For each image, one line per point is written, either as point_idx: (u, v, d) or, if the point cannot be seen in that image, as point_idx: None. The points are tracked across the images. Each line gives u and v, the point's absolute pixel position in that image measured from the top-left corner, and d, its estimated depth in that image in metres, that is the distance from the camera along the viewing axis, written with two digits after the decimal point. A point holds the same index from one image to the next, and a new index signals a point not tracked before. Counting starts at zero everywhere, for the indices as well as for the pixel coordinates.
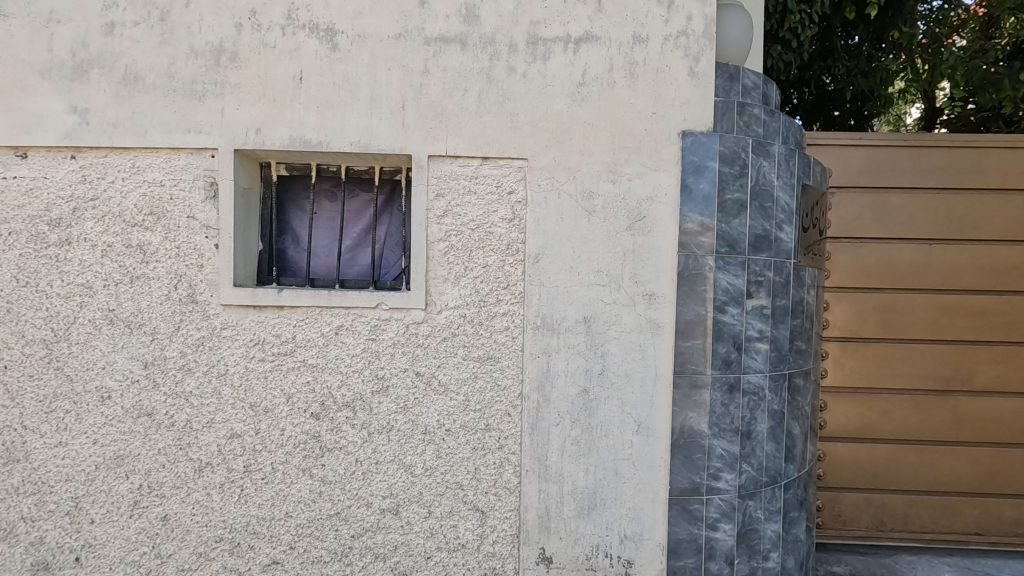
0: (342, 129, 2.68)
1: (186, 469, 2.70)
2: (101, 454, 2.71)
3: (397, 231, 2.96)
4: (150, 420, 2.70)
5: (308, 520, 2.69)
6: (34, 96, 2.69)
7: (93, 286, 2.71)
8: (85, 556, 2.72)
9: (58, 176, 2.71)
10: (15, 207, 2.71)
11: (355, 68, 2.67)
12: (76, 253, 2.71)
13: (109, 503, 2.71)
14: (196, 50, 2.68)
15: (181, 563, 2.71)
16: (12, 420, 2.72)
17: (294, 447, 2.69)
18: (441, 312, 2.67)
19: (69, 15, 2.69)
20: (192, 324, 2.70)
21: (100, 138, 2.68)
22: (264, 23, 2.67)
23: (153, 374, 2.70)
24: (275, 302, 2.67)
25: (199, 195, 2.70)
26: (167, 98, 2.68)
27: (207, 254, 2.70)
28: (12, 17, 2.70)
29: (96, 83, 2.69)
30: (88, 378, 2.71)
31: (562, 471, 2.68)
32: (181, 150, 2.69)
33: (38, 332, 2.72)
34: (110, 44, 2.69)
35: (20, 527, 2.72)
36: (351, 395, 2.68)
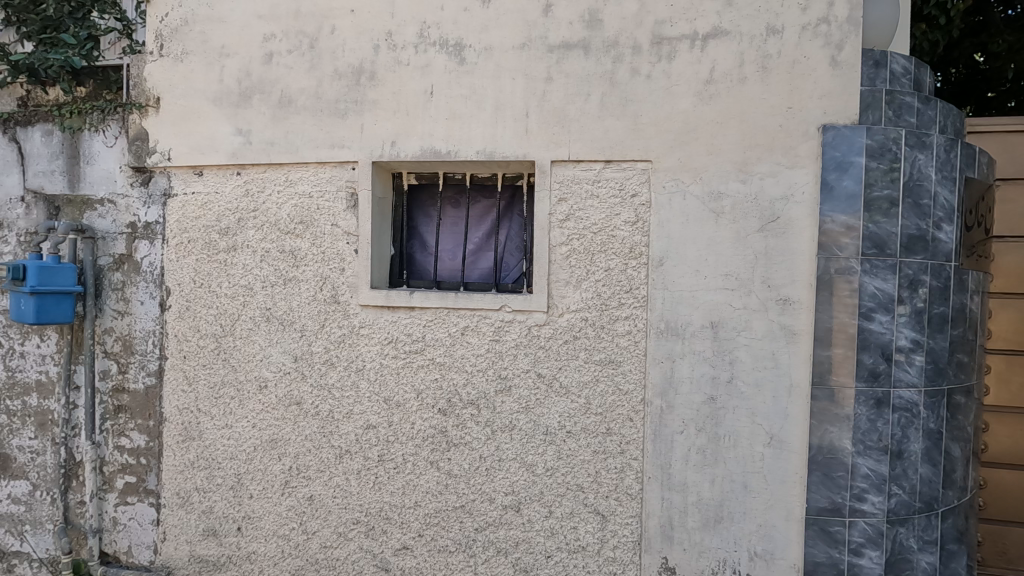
0: (469, 138, 2.80)
1: (328, 454, 2.96)
2: (258, 436, 3.05)
3: (517, 235, 3.04)
4: (299, 408, 2.99)
5: (435, 511, 2.84)
6: (207, 122, 3.09)
7: (253, 287, 3.05)
8: (246, 527, 3.07)
9: (226, 191, 3.09)
10: (192, 218, 3.13)
11: (481, 79, 2.78)
12: (240, 257, 3.07)
13: (265, 481, 3.04)
14: (339, 72, 2.94)
15: (324, 541, 2.97)
16: (190, 403, 3.13)
17: (423, 440, 2.85)
18: (563, 315, 2.70)
19: (236, 49, 3.06)
20: (335, 322, 2.95)
21: (260, 156, 3.02)
22: (399, 43, 2.87)
23: (301, 367, 2.99)
24: (407, 303, 2.85)
25: (342, 204, 2.95)
26: (315, 118, 2.96)
27: (348, 258, 2.94)
28: (192, 54, 3.12)
29: (257, 107, 3.03)
30: (249, 368, 3.06)
31: (686, 480, 2.60)
32: (327, 164, 2.96)
33: (210, 327, 3.11)
34: (269, 71, 3.02)
35: (194, 496, 3.13)
36: (476, 393, 2.79)
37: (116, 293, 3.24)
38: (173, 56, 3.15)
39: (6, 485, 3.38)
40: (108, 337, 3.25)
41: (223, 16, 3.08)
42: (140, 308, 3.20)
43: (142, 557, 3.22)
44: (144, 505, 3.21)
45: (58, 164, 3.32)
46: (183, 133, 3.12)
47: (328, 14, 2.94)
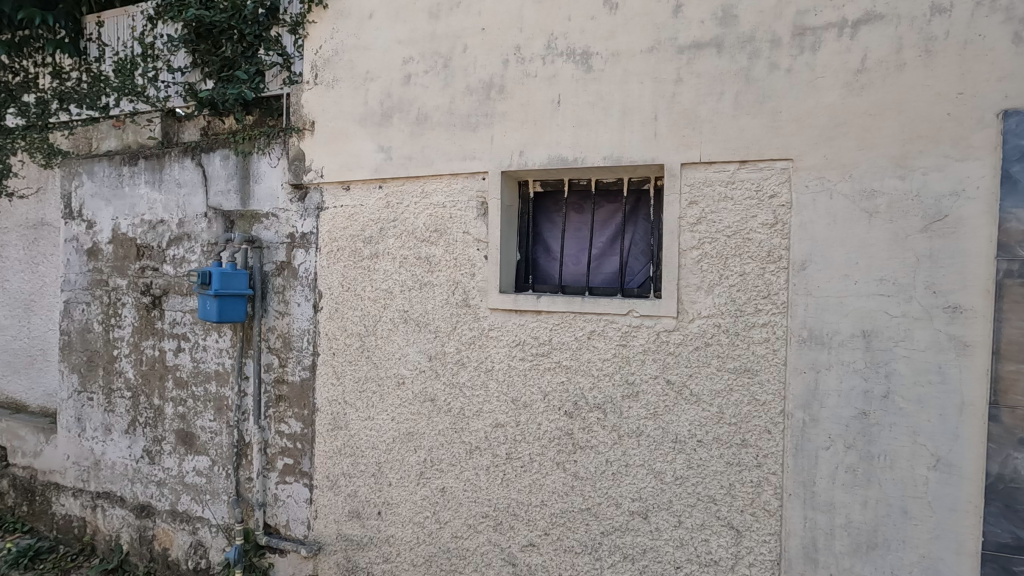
0: (595, 144, 2.83)
1: (460, 449, 3.12)
2: (396, 429, 3.29)
3: (642, 239, 3.02)
4: (433, 404, 3.19)
5: (561, 511, 2.89)
6: (354, 141, 3.41)
7: (393, 291, 3.31)
8: (385, 512, 3.33)
9: (370, 203, 3.38)
10: (341, 228, 3.46)
11: (609, 85, 2.80)
12: (382, 264, 3.34)
13: (403, 471, 3.28)
14: (470, 88, 3.10)
15: (456, 531, 3.14)
16: (338, 396, 3.47)
17: (550, 441, 2.91)
18: (694, 321, 2.64)
19: (379, 73, 3.34)
20: (466, 324, 3.11)
21: (400, 169, 3.27)
22: (527, 56, 2.97)
23: (435, 366, 3.18)
24: (534, 307, 2.93)
25: (472, 213, 3.11)
26: (449, 132, 3.15)
27: (478, 264, 3.10)
28: (341, 80, 3.47)
29: (397, 125, 3.29)
30: (388, 366, 3.32)
31: (832, 500, 2.43)
32: (459, 175, 3.13)
33: (356, 327, 3.42)
34: (407, 92, 3.26)
35: (341, 480, 3.45)
36: (602, 397, 2.81)
37: (278, 296, 3.67)
38: (325, 83, 3.52)
39: (192, 459, 3.97)
40: (271, 334, 3.69)
41: (368, 44, 3.38)
42: (297, 309, 3.60)
43: (298, 531, 3.61)
44: (300, 485, 3.60)
45: (232, 184, 3.84)
46: (334, 152, 3.47)
47: (461, 33, 3.12)
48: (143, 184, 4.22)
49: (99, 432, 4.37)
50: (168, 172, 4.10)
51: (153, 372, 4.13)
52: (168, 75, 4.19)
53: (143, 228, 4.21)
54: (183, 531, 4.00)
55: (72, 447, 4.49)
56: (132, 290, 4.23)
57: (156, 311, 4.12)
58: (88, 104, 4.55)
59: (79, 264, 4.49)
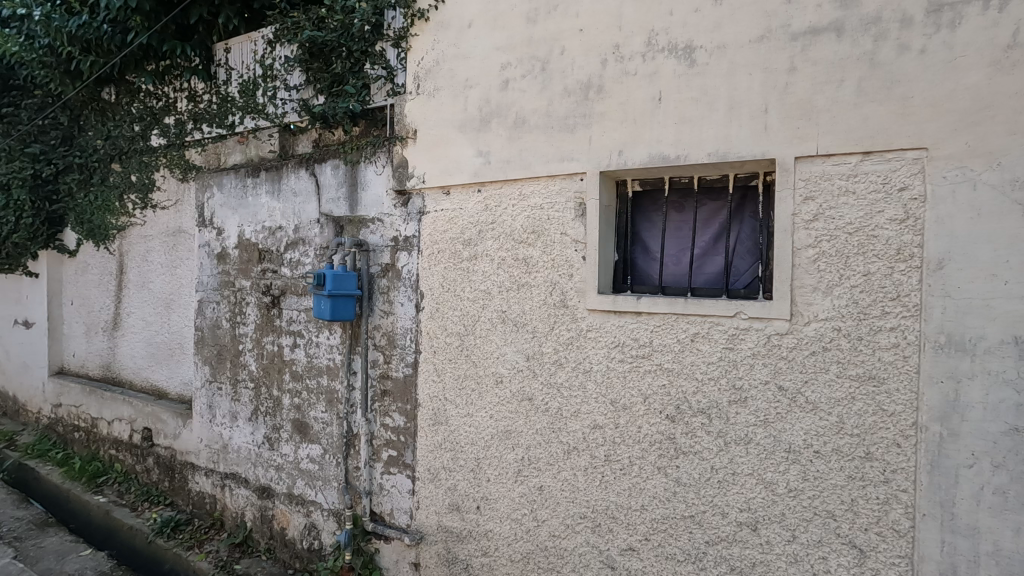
0: (699, 141, 2.74)
1: (558, 449, 3.13)
2: (494, 426, 3.35)
3: (749, 238, 2.90)
4: (531, 403, 3.22)
5: (663, 517, 2.83)
6: (453, 147, 3.53)
7: (491, 292, 3.38)
8: (483, 507, 3.42)
9: (469, 206, 3.48)
10: (441, 232, 3.60)
11: (714, 79, 2.70)
12: (480, 265, 3.42)
13: (500, 468, 3.34)
14: (568, 89, 3.10)
15: (553, 530, 3.16)
16: (438, 392, 3.60)
17: (651, 445, 2.85)
18: (810, 324, 2.48)
19: (477, 80, 3.44)
20: (563, 325, 3.12)
21: (498, 173, 3.33)
22: (626, 54, 2.93)
23: (533, 366, 3.21)
24: (634, 308, 2.89)
25: (570, 214, 3.11)
26: (546, 134, 3.17)
27: (576, 265, 3.09)
28: (442, 89, 3.60)
29: (495, 130, 3.36)
30: (486, 365, 3.39)
31: (976, 524, 2.20)
32: (557, 176, 3.14)
33: (455, 326, 3.53)
34: (505, 97, 3.33)
35: (442, 474, 3.58)
36: (706, 402, 2.71)
37: (383, 296, 3.88)
38: (427, 93, 3.68)
39: (306, 447, 4.29)
40: (377, 332, 3.91)
41: (467, 52, 3.49)
42: (400, 309, 3.79)
43: (401, 520, 3.79)
44: (403, 476, 3.78)
45: (342, 192, 4.11)
46: (435, 158, 3.61)
47: (559, 36, 3.13)
48: (264, 194, 4.62)
49: (226, 419, 4.84)
50: (286, 182, 4.46)
51: (273, 365, 4.51)
52: (285, 93, 4.55)
53: (264, 234, 4.61)
54: (298, 513, 4.34)
55: (204, 431, 5.00)
56: (255, 290, 4.65)
57: (276, 310, 4.50)
58: (217, 123, 5.05)
59: (210, 268, 5.01)
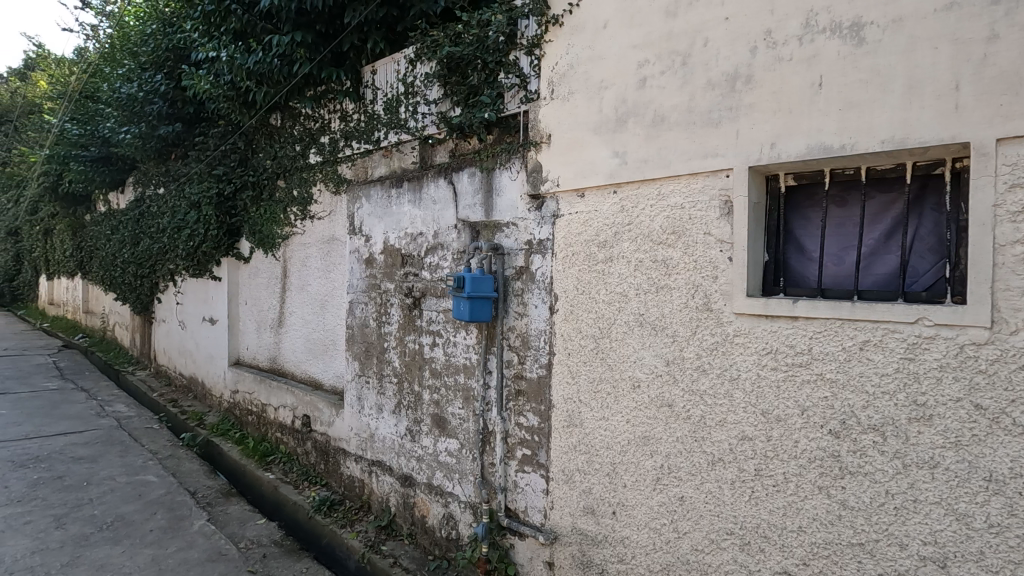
0: (870, 127, 2.47)
1: (701, 459, 2.98)
2: (632, 432, 3.28)
3: (931, 234, 2.56)
4: (671, 409, 3.10)
5: (825, 542, 2.59)
6: (588, 150, 3.52)
7: (628, 294, 3.31)
8: (620, 512, 3.36)
9: (604, 208, 3.44)
10: (575, 234, 3.60)
11: (888, 57, 2.42)
12: (616, 267, 3.36)
13: (638, 474, 3.26)
14: (712, 82, 2.94)
15: (696, 543, 3.02)
16: (573, 394, 3.60)
17: (810, 462, 2.62)
18: (1017, 334, 2.15)
19: (613, 81, 3.40)
20: (707, 329, 2.96)
21: (635, 173, 3.26)
22: (780, 39, 2.72)
23: (673, 371, 3.09)
24: (790, 313, 2.67)
25: (714, 213, 2.96)
26: (687, 131, 3.04)
27: (721, 266, 2.93)
28: (576, 92, 3.62)
29: (632, 129, 3.30)
30: (623, 368, 3.33)
31: None
32: (700, 174, 3.00)
33: (590, 329, 3.51)
34: (642, 95, 3.25)
35: (576, 476, 3.58)
36: (879, 418, 2.43)
37: (517, 298, 3.98)
38: (561, 97, 3.71)
39: (444, 441, 4.53)
40: (511, 333, 4.02)
41: (602, 53, 3.47)
42: (534, 311, 3.86)
43: (535, 518, 3.86)
44: (537, 475, 3.84)
45: (478, 198, 4.29)
46: (570, 162, 3.63)
47: (701, 27, 2.98)
48: (406, 202, 4.97)
49: (373, 410, 5.26)
50: (426, 191, 4.76)
51: (414, 362, 4.82)
52: (425, 107, 4.81)
53: (406, 240, 4.95)
54: (437, 502, 4.59)
55: (354, 421, 5.49)
56: (398, 292, 5.01)
57: (417, 310, 4.81)
58: (364, 139, 5.51)
59: (359, 272, 5.49)
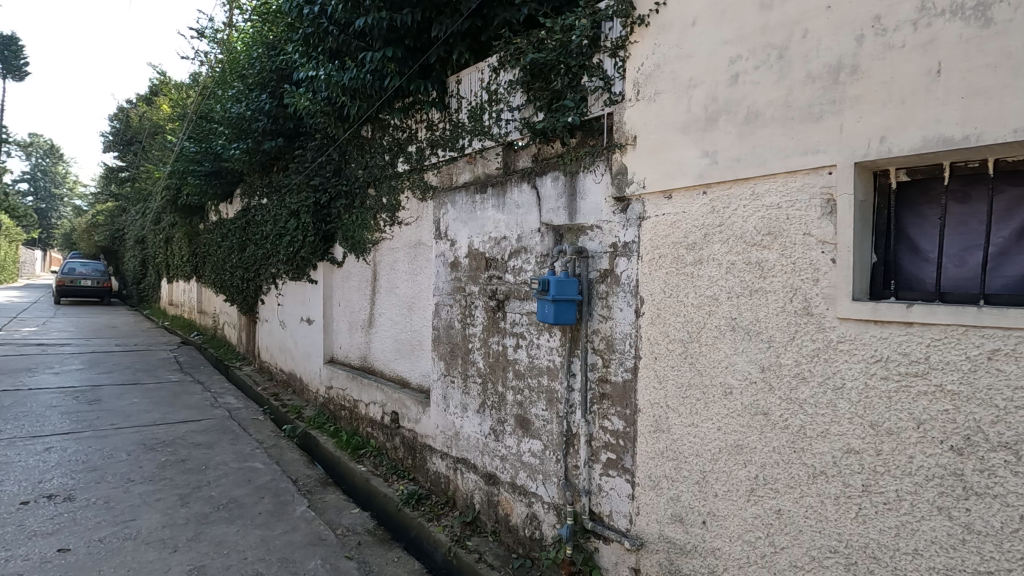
0: (999, 115, 2.25)
1: (800, 472, 2.84)
2: (723, 439, 3.18)
3: None
4: (766, 418, 2.97)
5: (945, 567, 2.39)
6: (677, 150, 3.45)
7: (719, 297, 3.21)
8: (711, 522, 3.26)
9: (693, 209, 3.36)
10: (662, 236, 3.54)
11: (1020, 38, 2.20)
12: (707, 270, 3.27)
13: (730, 484, 3.15)
14: (813, 75, 2.80)
15: (795, 560, 2.87)
16: (660, 399, 3.54)
17: (927, 479, 2.43)
18: None
19: (703, 79, 3.32)
20: (807, 335, 2.82)
21: (726, 173, 3.16)
22: (891, 25, 2.54)
23: (769, 378, 2.96)
24: (903, 318, 2.49)
25: (815, 212, 2.81)
26: (784, 127, 2.91)
27: (823, 268, 2.77)
28: (663, 92, 3.56)
29: (723, 127, 3.20)
30: (714, 374, 3.23)
31: None
32: (798, 172, 2.86)
33: (678, 333, 3.43)
34: (735, 92, 3.14)
35: (663, 482, 3.51)
36: (1011, 435, 2.23)
37: (601, 301, 3.98)
38: (648, 98, 3.67)
39: (528, 441, 4.59)
40: (596, 336, 4.02)
41: (691, 51, 3.39)
42: (619, 314, 3.83)
43: (620, 523, 3.82)
44: (622, 480, 3.80)
45: (562, 202, 4.33)
46: (656, 163, 3.57)
47: (800, 18, 2.85)
48: (490, 207, 5.10)
49: (458, 409, 5.43)
50: (510, 196, 4.86)
51: (498, 363, 4.93)
52: (508, 113, 4.90)
53: (490, 244, 5.08)
54: (521, 502, 4.66)
55: (440, 419, 5.69)
56: (482, 294, 5.15)
57: (501, 312, 4.92)
58: (449, 147, 5.71)
59: (444, 275, 5.69)
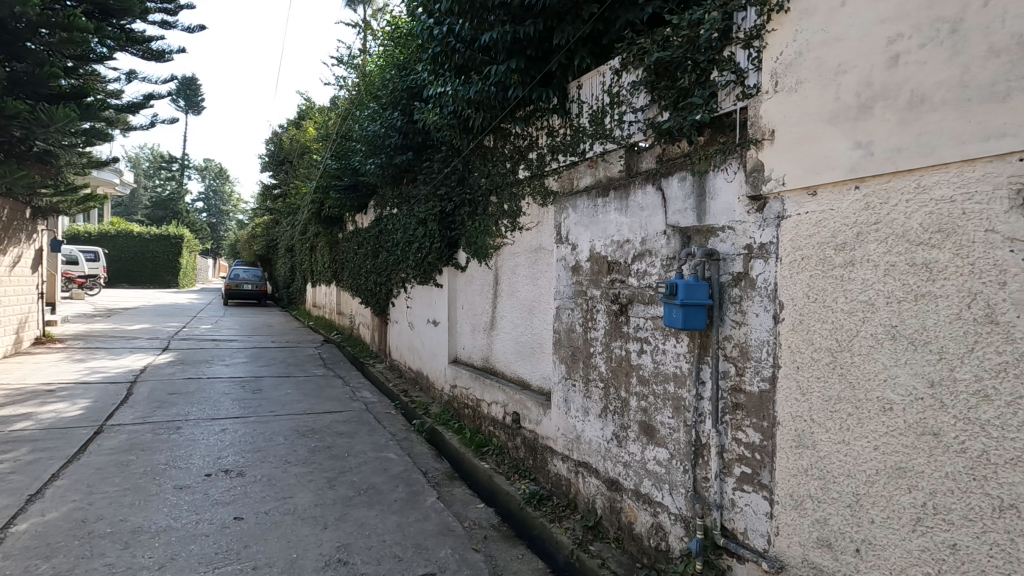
0: None
1: (982, 503, 2.48)
2: (881, 460, 2.86)
3: None
4: (936, 440, 2.64)
5: None
6: (823, 143, 3.18)
7: (876, 303, 2.90)
8: (865, 551, 2.95)
9: (843, 206, 3.08)
10: (806, 236, 3.28)
11: None
12: (860, 272, 2.98)
13: (890, 510, 2.83)
14: (997, 48, 2.44)
15: None
16: (803, 412, 3.28)
17: None
18: None
19: (854, 64, 3.03)
20: (990, 347, 2.46)
21: (883, 165, 2.86)
22: None
23: (940, 395, 2.63)
24: None
25: (999, 206, 2.45)
26: (959, 110, 2.56)
27: (1012, 270, 2.40)
28: (806, 81, 3.31)
29: (880, 115, 2.89)
30: (869, 388, 2.93)
31: None
32: (977, 160, 2.51)
33: (824, 341, 3.16)
34: (895, 75, 2.82)
35: (808, 502, 3.24)
36: None
37: (734, 306, 3.77)
38: (788, 89, 3.42)
39: (653, 449, 4.48)
40: (728, 343, 3.82)
41: (840, 34, 3.11)
42: (755, 319, 3.61)
43: (757, 543, 3.59)
44: (759, 496, 3.57)
45: (690, 203, 4.18)
46: (799, 158, 3.32)
47: None
48: (613, 211, 5.06)
49: (580, 413, 5.44)
50: (633, 198, 4.79)
51: (621, 368, 4.87)
52: (631, 115, 4.83)
53: (613, 248, 5.03)
54: (646, 511, 4.56)
55: (562, 422, 5.73)
56: (604, 299, 5.12)
57: (624, 317, 4.86)
58: (570, 152, 5.75)
59: (566, 279, 5.74)
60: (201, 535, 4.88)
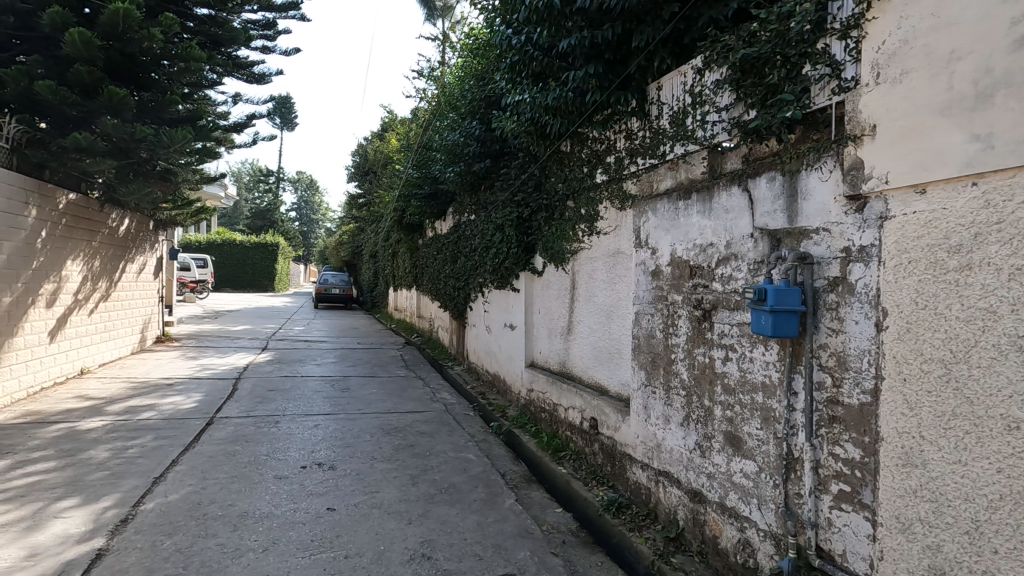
0: None
1: None
2: (1007, 485, 2.60)
3: None
4: None
5: None
6: (934, 136, 2.93)
7: (998, 311, 2.64)
8: None
9: (958, 205, 2.82)
10: (913, 238, 3.04)
11: None
12: (979, 277, 2.72)
13: (1018, 540, 2.56)
14: None
15: None
16: (911, 428, 3.03)
17: None
18: None
19: (970, 49, 2.77)
20: None
21: (1006, 159, 2.59)
22: None
23: None
24: None
25: None
26: None
27: None
28: (913, 71, 3.07)
29: (1002, 104, 2.62)
30: (991, 404, 2.66)
31: None
32: None
33: (936, 352, 2.90)
34: (1019, 59, 2.55)
35: (917, 526, 2.99)
36: None
37: (831, 312, 3.56)
38: (892, 80, 3.19)
39: (740, 461, 4.30)
40: (823, 351, 3.60)
41: (952, 18, 2.86)
42: (854, 327, 3.39)
43: (858, 566, 3.35)
44: (860, 517, 3.33)
45: (780, 204, 3.99)
46: (905, 153, 3.08)
47: None
48: (695, 214, 4.93)
49: (661, 421, 5.32)
50: (717, 200, 4.64)
51: (705, 376, 4.72)
52: (715, 115, 4.68)
53: (696, 251, 4.90)
54: (732, 525, 4.38)
55: (641, 429, 5.63)
56: (687, 304, 4.98)
57: (708, 323, 4.70)
58: (650, 154, 5.67)
59: (645, 284, 5.65)
60: (299, 523, 5.25)
